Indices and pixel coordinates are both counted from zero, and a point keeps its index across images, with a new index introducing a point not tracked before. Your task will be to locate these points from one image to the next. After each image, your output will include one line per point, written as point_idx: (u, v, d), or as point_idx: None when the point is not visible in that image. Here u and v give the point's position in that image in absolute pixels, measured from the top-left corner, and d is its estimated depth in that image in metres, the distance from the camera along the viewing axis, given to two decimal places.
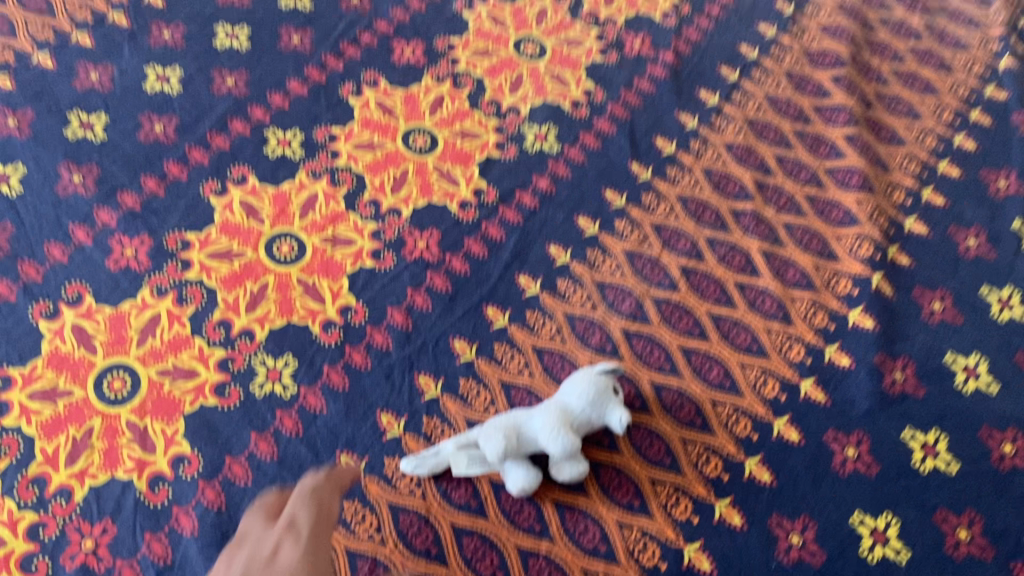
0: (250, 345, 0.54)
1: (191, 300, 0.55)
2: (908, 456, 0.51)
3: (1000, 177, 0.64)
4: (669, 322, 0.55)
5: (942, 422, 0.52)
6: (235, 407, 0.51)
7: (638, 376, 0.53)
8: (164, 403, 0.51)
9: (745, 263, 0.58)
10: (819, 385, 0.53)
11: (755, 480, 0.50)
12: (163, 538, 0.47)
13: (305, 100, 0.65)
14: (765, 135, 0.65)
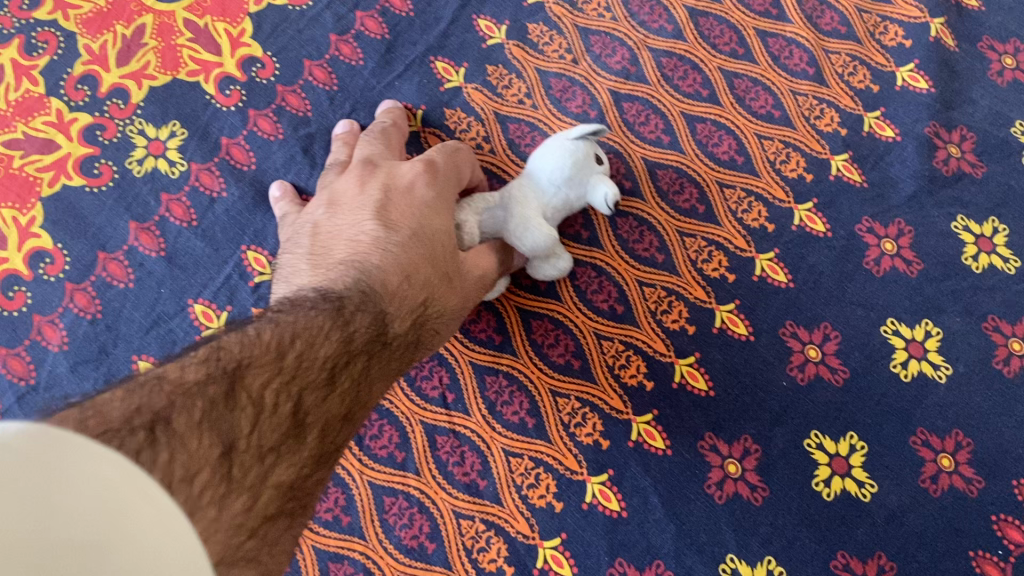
0: (124, 109, 0.41)
1: (43, 49, 0.42)
2: (958, 250, 0.41)
3: None
4: (670, 80, 0.43)
5: (1002, 210, 0.42)
6: (107, 189, 0.40)
7: (628, 151, 0.42)
8: (15, 185, 0.40)
9: (771, 3, 0.45)
10: (853, 162, 0.42)
11: (766, 280, 0.40)
12: (22, 354, 0.38)
13: None
14: None
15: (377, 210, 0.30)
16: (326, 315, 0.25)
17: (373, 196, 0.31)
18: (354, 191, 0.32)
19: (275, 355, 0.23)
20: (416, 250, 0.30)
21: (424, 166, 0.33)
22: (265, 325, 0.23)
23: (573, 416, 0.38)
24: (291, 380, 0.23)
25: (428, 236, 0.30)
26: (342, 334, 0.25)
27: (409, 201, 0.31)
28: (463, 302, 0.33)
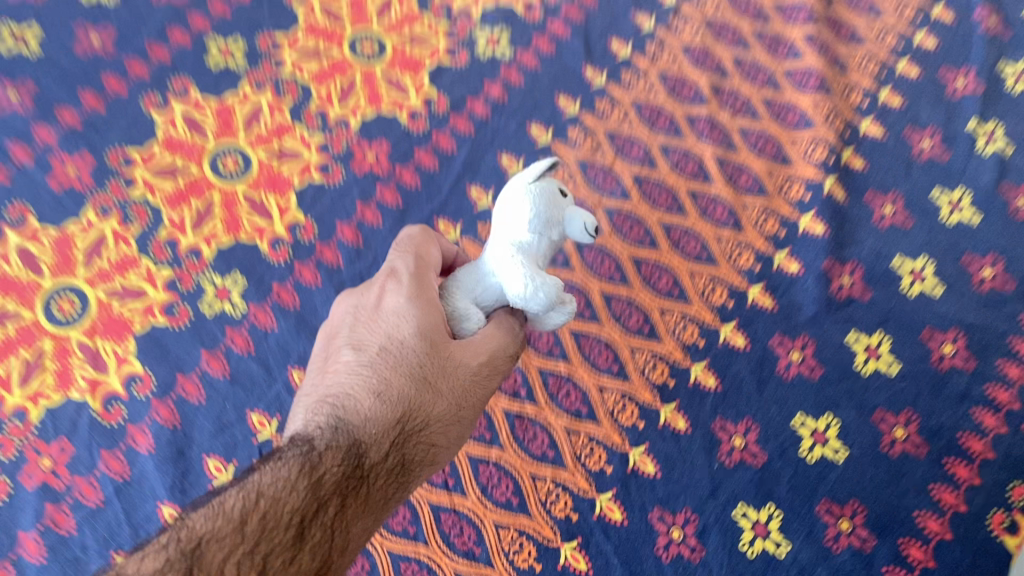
0: (198, 263, 0.53)
1: (136, 220, 0.54)
2: (851, 358, 0.52)
3: (958, 77, 0.63)
4: (620, 231, 0.55)
5: (886, 326, 0.53)
6: (185, 326, 0.52)
7: (589, 286, 0.54)
8: (114, 324, 0.51)
9: (697, 170, 0.58)
10: (766, 291, 0.54)
11: (700, 384, 0.51)
12: (119, 455, 0.48)
13: (247, 8, 0.63)
14: (723, 36, 0.64)
15: (352, 344, 0.34)
16: (292, 466, 0.30)
17: (348, 329, 0.35)
18: (337, 327, 0.35)
19: (235, 525, 0.27)
20: (385, 371, 0.33)
21: (388, 283, 0.35)
22: (233, 496, 0.28)
23: (548, 496, 0.48)
24: (254, 544, 0.27)
25: (394, 350, 0.33)
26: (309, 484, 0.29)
27: (376, 321, 0.34)
28: (460, 399, 0.34)
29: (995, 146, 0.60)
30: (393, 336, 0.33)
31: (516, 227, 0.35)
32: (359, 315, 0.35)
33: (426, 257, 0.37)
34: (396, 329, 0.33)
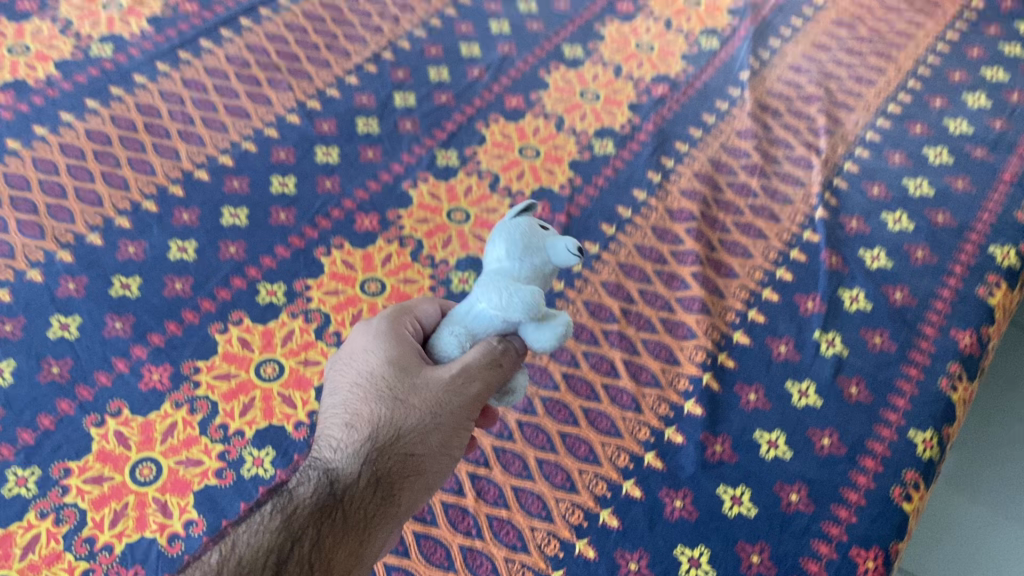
0: (242, 440, 0.74)
1: (199, 409, 0.75)
2: (720, 504, 0.70)
3: (809, 300, 0.84)
4: (551, 414, 0.76)
5: (747, 480, 0.71)
6: (230, 484, 0.71)
7: (526, 453, 0.73)
8: (179, 484, 0.71)
9: (609, 370, 0.79)
10: (658, 456, 0.73)
11: (606, 524, 0.69)
12: None
13: (288, 259, 0.87)
14: (633, 274, 0.87)
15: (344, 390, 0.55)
16: (280, 519, 0.50)
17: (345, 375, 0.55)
18: (340, 372, 0.56)
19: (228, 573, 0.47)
20: (360, 409, 0.53)
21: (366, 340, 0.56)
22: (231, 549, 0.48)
23: None
24: None
25: (367, 389, 0.54)
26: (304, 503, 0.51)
27: (356, 367, 0.55)
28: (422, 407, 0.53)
29: (834, 350, 0.80)
30: (359, 386, 0.54)
31: (501, 258, 0.53)
32: (350, 365, 0.56)
33: (398, 315, 0.57)
34: (360, 381, 0.54)
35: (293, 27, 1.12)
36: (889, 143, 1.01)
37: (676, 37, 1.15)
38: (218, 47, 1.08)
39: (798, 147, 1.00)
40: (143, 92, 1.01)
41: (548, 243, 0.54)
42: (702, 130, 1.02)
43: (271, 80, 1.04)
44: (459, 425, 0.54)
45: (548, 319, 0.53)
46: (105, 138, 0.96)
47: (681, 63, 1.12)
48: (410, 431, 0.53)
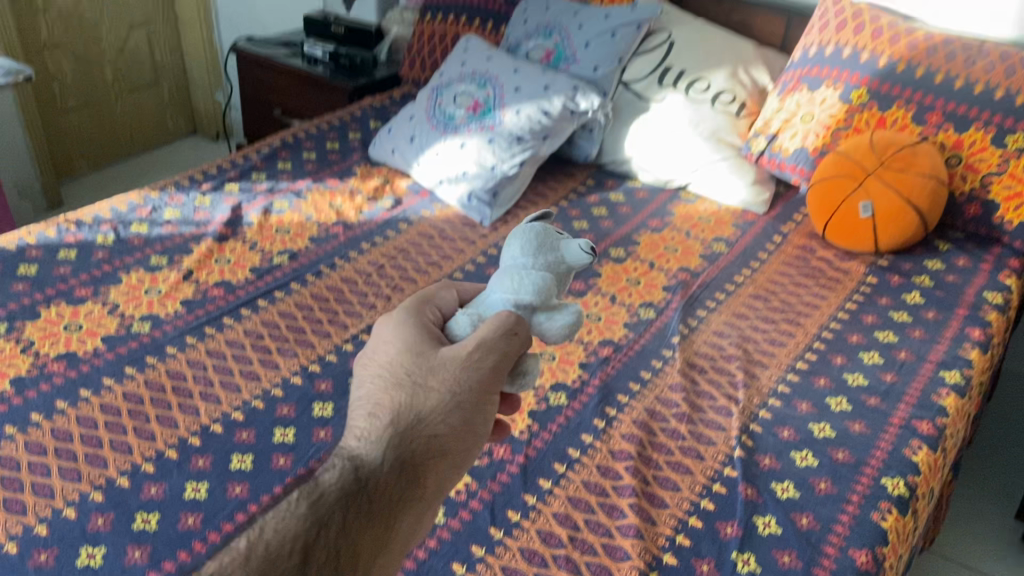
0: None
1: None
2: None
3: (727, 525, 0.99)
4: None
5: None
6: None
7: None
8: None
9: None
10: None
11: None
12: None
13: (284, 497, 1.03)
14: (577, 505, 1.02)
15: (377, 379, 0.72)
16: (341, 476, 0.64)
17: (375, 366, 0.73)
18: (371, 364, 0.73)
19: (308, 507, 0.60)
20: (392, 393, 0.70)
21: (391, 341, 0.74)
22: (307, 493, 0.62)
23: None
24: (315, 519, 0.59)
25: (397, 375, 0.71)
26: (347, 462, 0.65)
27: (385, 359, 0.73)
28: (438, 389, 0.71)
29: (748, 567, 0.94)
30: (386, 381, 0.72)
31: (528, 256, 0.80)
32: (379, 360, 0.73)
33: (418, 320, 0.77)
34: (387, 378, 0.72)
35: (300, 306, 1.35)
36: (797, 394, 1.20)
37: (620, 309, 1.39)
38: (237, 322, 1.30)
39: (720, 397, 1.19)
40: (173, 360, 1.22)
41: (563, 250, 0.81)
42: (639, 384, 1.22)
43: (280, 349, 1.26)
44: (472, 410, 0.71)
45: (555, 308, 0.77)
46: (138, 398, 1.15)
47: (624, 330, 1.34)
48: (429, 414, 0.70)
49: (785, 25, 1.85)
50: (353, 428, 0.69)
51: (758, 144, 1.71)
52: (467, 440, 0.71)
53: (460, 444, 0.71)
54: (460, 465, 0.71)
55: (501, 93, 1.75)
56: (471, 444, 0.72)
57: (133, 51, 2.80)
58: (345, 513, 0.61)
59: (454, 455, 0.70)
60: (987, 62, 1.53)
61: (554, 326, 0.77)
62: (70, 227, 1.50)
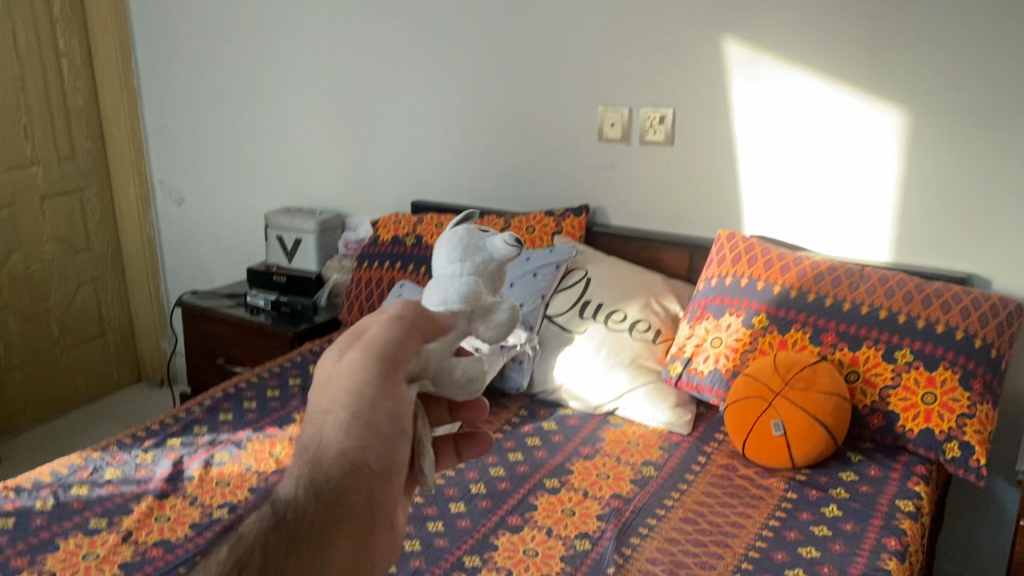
0: None
1: None
2: None
3: None
4: None
5: None
6: None
7: None
8: None
9: None
10: None
11: None
12: None
13: None
14: None
15: (329, 367, 0.76)
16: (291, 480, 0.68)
17: (328, 356, 0.78)
18: (326, 354, 0.78)
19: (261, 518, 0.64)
20: (338, 379, 0.75)
21: (342, 335, 0.79)
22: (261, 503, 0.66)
23: None
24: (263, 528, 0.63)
25: (343, 360, 0.76)
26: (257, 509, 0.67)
27: (335, 350, 0.78)
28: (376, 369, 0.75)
29: None
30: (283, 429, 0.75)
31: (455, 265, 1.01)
32: (331, 349, 0.78)
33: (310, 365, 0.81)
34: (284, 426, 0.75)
35: None
36: None
37: (555, 540, 1.42)
38: None
39: None
40: None
41: (483, 252, 1.03)
42: None
43: None
44: (373, 408, 0.73)
45: (490, 303, 0.95)
46: None
47: (560, 563, 1.37)
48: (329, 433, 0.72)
49: (688, 258, 2.03)
50: (298, 435, 0.73)
51: (676, 367, 1.83)
52: (384, 440, 0.73)
53: (377, 446, 0.72)
54: (388, 469, 0.72)
55: None
56: (390, 442, 0.73)
57: (81, 306, 2.90)
58: (262, 540, 0.62)
59: (372, 456, 0.72)
60: (868, 287, 1.72)
61: (490, 320, 0.94)
62: (10, 493, 1.52)
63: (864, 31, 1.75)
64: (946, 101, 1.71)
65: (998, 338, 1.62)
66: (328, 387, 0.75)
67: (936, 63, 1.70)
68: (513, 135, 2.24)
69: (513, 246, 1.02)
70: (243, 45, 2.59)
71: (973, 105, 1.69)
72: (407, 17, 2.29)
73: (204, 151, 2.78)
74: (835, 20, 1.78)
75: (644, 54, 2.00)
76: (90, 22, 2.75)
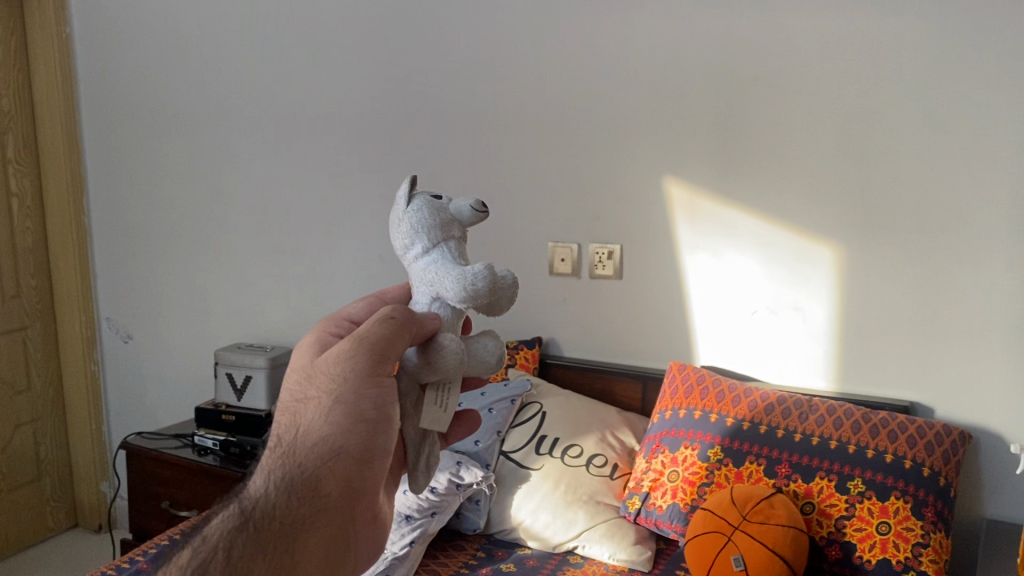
0: None
1: None
2: None
3: None
4: None
5: None
6: None
7: None
8: None
9: None
10: None
11: None
12: None
13: None
14: None
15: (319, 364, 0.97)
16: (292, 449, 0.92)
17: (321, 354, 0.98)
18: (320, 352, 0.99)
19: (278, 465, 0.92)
20: (326, 375, 0.95)
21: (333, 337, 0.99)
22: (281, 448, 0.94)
23: None
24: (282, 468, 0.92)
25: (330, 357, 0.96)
26: (253, 484, 0.89)
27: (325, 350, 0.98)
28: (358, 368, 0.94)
29: None
30: (280, 411, 0.96)
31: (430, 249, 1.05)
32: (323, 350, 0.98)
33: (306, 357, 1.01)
34: (280, 409, 0.96)
35: None
36: None
37: None
38: None
39: None
40: None
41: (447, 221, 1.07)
42: None
43: None
44: (355, 402, 0.93)
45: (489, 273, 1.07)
46: None
47: None
48: (317, 422, 0.93)
49: (642, 389, 2.06)
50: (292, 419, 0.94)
51: (635, 502, 1.83)
52: (363, 429, 0.93)
53: (355, 435, 0.93)
54: (367, 455, 0.94)
55: None
56: (372, 430, 0.94)
57: (17, 449, 2.80)
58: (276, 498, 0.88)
59: (350, 442, 0.93)
60: (817, 417, 1.76)
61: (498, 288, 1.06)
62: None
63: (795, 171, 1.86)
64: (876, 235, 1.81)
65: (945, 467, 1.67)
66: (322, 380, 0.95)
67: (864, 200, 1.81)
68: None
69: (478, 210, 1.07)
70: (195, 183, 2.63)
71: (901, 239, 1.79)
72: (359, 157, 2.36)
73: (153, 287, 2.77)
74: (769, 161, 1.88)
75: (590, 192, 2.08)
76: (42, 163, 2.78)
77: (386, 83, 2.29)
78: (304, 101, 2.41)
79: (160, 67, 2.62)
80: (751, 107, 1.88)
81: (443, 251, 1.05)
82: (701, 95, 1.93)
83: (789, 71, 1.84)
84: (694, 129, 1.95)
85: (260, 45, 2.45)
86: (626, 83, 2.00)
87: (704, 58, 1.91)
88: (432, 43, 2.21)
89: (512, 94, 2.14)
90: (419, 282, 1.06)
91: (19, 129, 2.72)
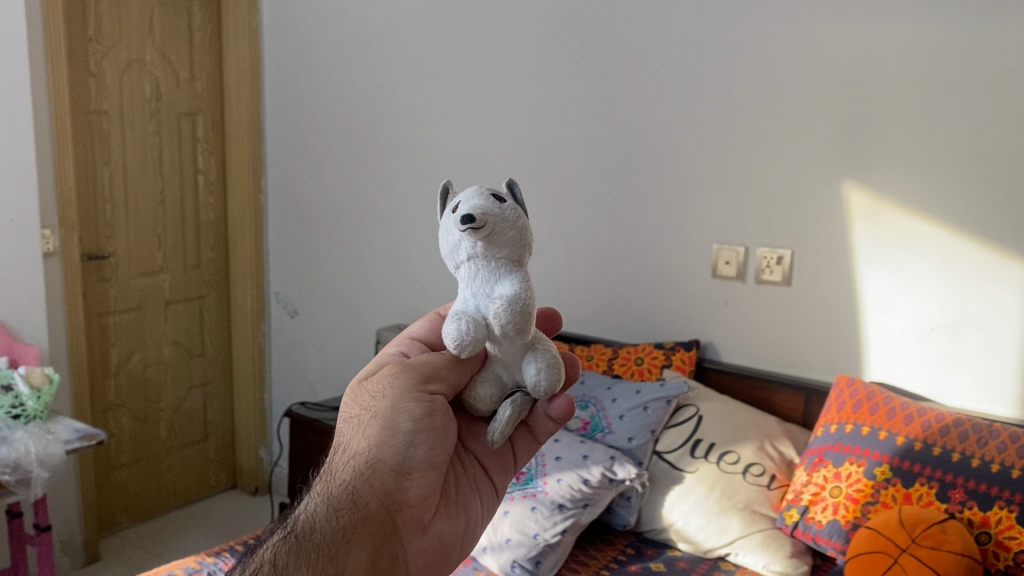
0: None
1: None
2: None
3: None
4: None
5: None
6: None
7: None
8: None
9: None
10: None
11: None
12: None
13: None
14: None
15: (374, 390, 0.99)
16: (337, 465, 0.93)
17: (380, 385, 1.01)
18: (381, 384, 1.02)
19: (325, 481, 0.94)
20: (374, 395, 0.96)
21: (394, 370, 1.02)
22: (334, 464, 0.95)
23: None
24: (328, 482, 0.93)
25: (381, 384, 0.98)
26: (307, 498, 0.93)
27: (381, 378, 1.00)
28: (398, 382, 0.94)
29: None
30: (337, 432, 0.98)
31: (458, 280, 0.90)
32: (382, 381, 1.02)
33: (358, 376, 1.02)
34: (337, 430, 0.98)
35: None
36: None
37: None
38: None
39: None
40: None
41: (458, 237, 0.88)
42: None
43: None
44: (393, 416, 0.92)
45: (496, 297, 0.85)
46: None
47: None
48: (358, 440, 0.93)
49: (805, 401, 2.00)
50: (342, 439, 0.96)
51: (794, 515, 1.78)
52: (399, 439, 0.92)
53: (393, 444, 0.92)
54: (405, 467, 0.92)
55: (541, 463, 1.83)
56: (408, 442, 0.92)
57: (189, 409, 3.02)
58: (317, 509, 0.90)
59: (389, 457, 0.91)
60: (998, 442, 1.63)
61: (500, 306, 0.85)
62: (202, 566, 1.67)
63: (989, 178, 1.75)
64: None
65: None
66: (364, 400, 0.96)
67: None
68: (625, 266, 2.28)
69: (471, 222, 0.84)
70: (365, 166, 2.74)
71: None
72: (525, 147, 2.39)
73: (320, 265, 2.91)
74: (960, 165, 1.78)
75: (761, 193, 2.04)
76: (226, 143, 2.97)
77: (555, 72, 2.31)
78: (476, 95, 2.46)
79: (340, 56, 2.75)
80: (943, 107, 1.78)
81: (527, 277, 0.88)
82: (887, 92, 1.85)
83: (987, 67, 1.72)
84: (878, 129, 1.87)
85: (436, 39, 2.52)
86: (806, 79, 1.94)
87: (891, 53, 1.83)
88: (603, 34, 2.22)
89: (685, 93, 2.11)
90: (470, 301, 0.87)
91: (208, 110, 2.92)
